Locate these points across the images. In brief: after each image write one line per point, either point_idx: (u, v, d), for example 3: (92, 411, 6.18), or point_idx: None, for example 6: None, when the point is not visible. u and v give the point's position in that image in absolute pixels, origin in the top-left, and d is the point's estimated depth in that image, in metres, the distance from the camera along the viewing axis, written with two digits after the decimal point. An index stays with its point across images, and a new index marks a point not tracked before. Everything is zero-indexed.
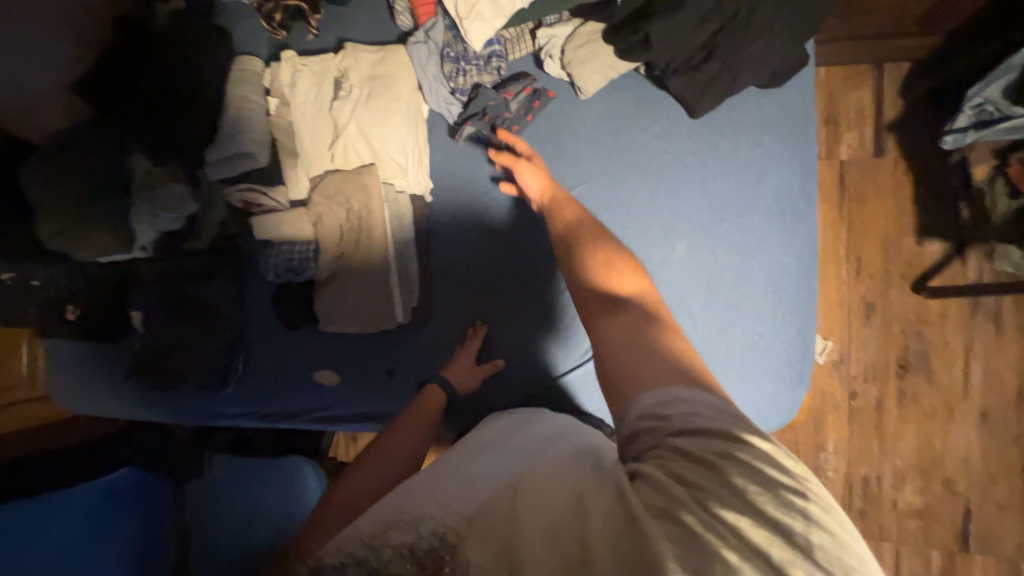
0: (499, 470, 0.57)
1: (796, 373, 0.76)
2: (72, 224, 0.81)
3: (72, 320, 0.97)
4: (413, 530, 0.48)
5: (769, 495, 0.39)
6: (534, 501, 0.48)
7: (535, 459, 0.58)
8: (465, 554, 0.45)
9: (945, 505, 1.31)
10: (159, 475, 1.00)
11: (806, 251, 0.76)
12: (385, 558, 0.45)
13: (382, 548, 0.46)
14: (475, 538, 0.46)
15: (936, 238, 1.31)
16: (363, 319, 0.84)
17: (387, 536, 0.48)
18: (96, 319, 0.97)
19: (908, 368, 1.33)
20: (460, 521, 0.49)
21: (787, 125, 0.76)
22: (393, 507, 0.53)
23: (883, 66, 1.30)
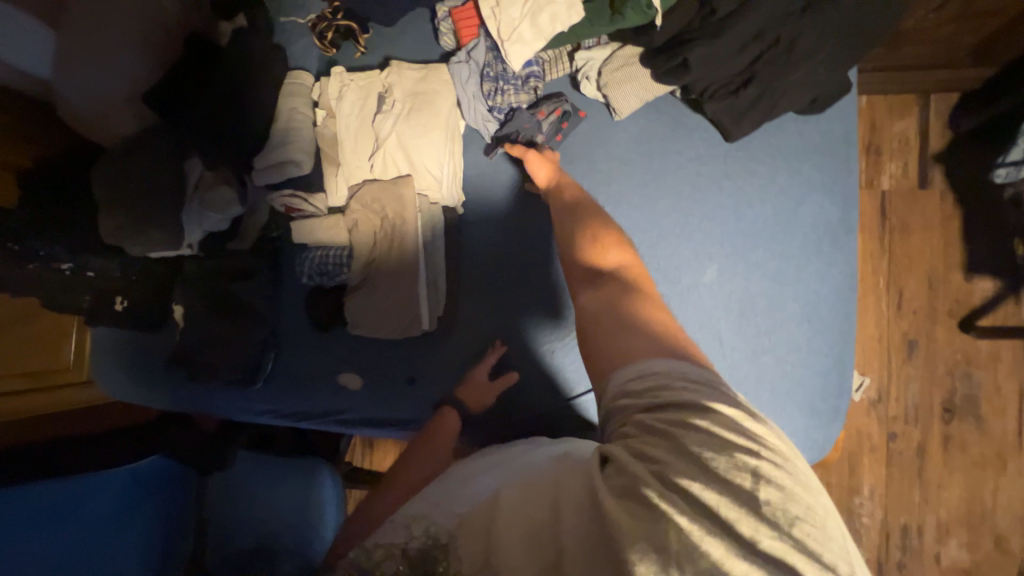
0: (486, 477, 0.53)
1: (832, 407, 0.72)
2: (132, 222, 0.88)
3: (120, 310, 1.02)
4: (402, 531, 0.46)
5: (723, 458, 0.38)
6: (516, 494, 0.45)
7: (521, 464, 0.54)
8: (449, 559, 0.41)
9: (995, 565, 1.20)
10: (186, 466, 1.04)
11: (844, 280, 0.74)
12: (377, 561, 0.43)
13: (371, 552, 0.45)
14: (459, 541, 0.42)
15: (985, 275, 1.24)
16: (390, 325, 0.86)
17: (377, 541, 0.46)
18: (142, 310, 1.03)
19: (954, 412, 1.25)
20: (445, 524, 0.45)
21: (827, 153, 0.75)
22: (389, 513, 0.51)
23: (929, 96, 1.27)
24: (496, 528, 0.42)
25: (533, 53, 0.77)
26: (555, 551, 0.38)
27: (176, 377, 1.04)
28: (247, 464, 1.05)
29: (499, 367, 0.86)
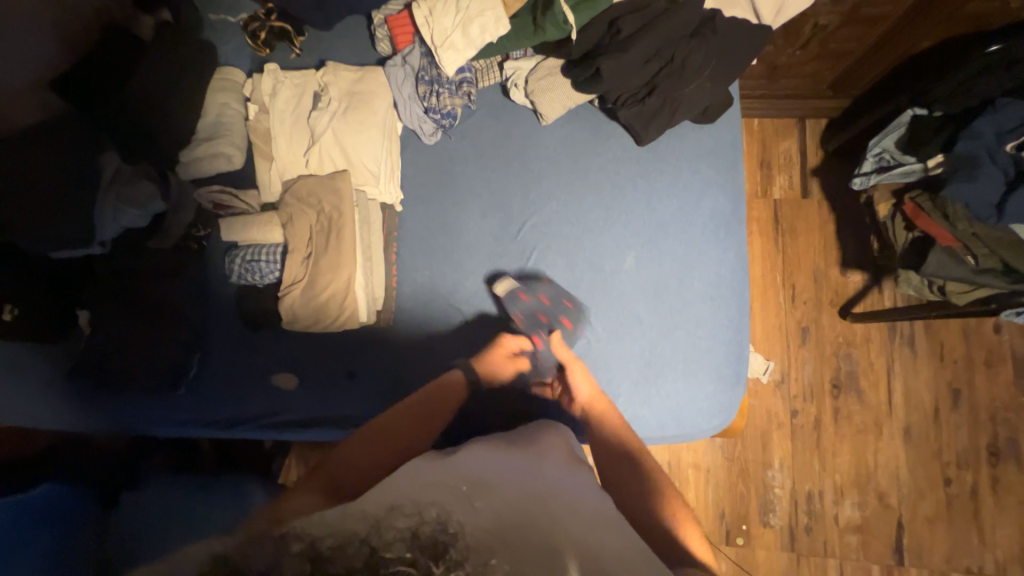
0: (523, 488, 0.57)
1: (734, 374, 0.82)
2: (35, 217, 0.80)
3: (8, 320, 0.88)
4: (414, 515, 0.48)
5: None
6: (541, 514, 0.53)
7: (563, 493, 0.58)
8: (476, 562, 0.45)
9: (881, 519, 1.38)
10: (88, 493, 0.94)
11: (739, 263, 0.84)
12: (388, 543, 0.44)
13: (384, 533, 0.45)
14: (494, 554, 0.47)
15: (856, 269, 1.47)
16: (329, 318, 0.86)
17: (389, 522, 0.47)
18: (37, 320, 0.91)
19: (841, 387, 1.45)
20: (475, 533, 0.48)
21: (719, 154, 0.86)
22: (390, 494, 0.52)
23: (805, 121, 1.51)
24: (529, 540, 0.49)
25: (466, 60, 0.83)
26: None
27: (81, 388, 0.96)
28: (159, 487, 0.96)
29: (439, 357, 0.87)
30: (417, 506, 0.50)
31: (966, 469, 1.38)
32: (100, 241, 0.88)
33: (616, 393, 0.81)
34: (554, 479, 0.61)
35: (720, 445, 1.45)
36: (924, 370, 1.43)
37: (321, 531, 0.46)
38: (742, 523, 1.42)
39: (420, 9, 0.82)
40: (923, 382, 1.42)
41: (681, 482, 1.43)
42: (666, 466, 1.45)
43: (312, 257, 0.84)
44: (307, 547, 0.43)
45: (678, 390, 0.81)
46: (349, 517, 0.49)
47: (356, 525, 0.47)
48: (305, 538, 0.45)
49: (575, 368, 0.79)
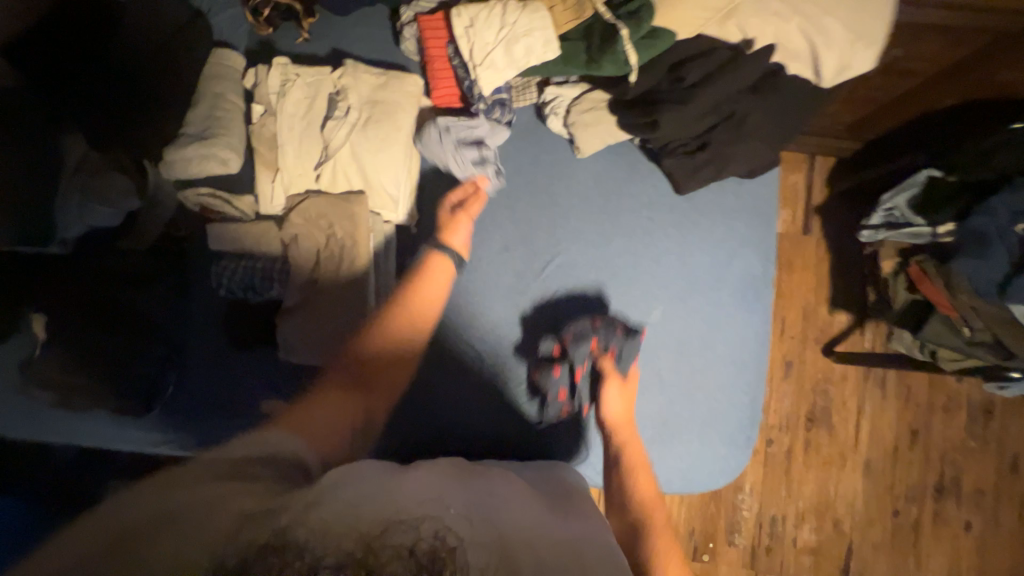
0: (526, 522, 0.57)
1: (746, 438, 0.82)
2: None
3: None
4: (413, 529, 0.49)
5: None
6: (535, 534, 0.55)
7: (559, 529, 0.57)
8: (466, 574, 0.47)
9: (833, 543, 1.49)
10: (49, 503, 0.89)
11: (763, 327, 0.83)
12: (385, 562, 0.45)
13: (382, 550, 0.46)
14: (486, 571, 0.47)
15: (843, 309, 1.52)
16: (330, 353, 0.76)
17: (386, 532, 0.48)
18: None
19: (814, 421, 1.52)
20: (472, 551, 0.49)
21: (756, 212, 0.83)
22: (393, 500, 0.54)
23: (815, 157, 1.51)
24: (522, 560, 0.50)
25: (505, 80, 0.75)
26: None
27: (34, 400, 0.85)
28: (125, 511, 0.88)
29: (443, 402, 0.80)
30: (417, 516, 0.51)
31: (913, 502, 1.49)
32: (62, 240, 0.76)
33: None
34: (548, 506, 0.63)
35: None
36: (889, 409, 1.51)
37: (308, 531, 0.47)
38: (709, 540, 1.49)
39: (460, 19, 0.72)
40: (887, 420, 1.51)
41: None
42: None
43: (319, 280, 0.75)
44: (306, 560, 0.44)
45: (689, 451, 0.80)
46: (351, 518, 0.50)
47: (353, 533, 0.48)
48: (299, 547, 0.45)
49: (613, 388, 0.77)
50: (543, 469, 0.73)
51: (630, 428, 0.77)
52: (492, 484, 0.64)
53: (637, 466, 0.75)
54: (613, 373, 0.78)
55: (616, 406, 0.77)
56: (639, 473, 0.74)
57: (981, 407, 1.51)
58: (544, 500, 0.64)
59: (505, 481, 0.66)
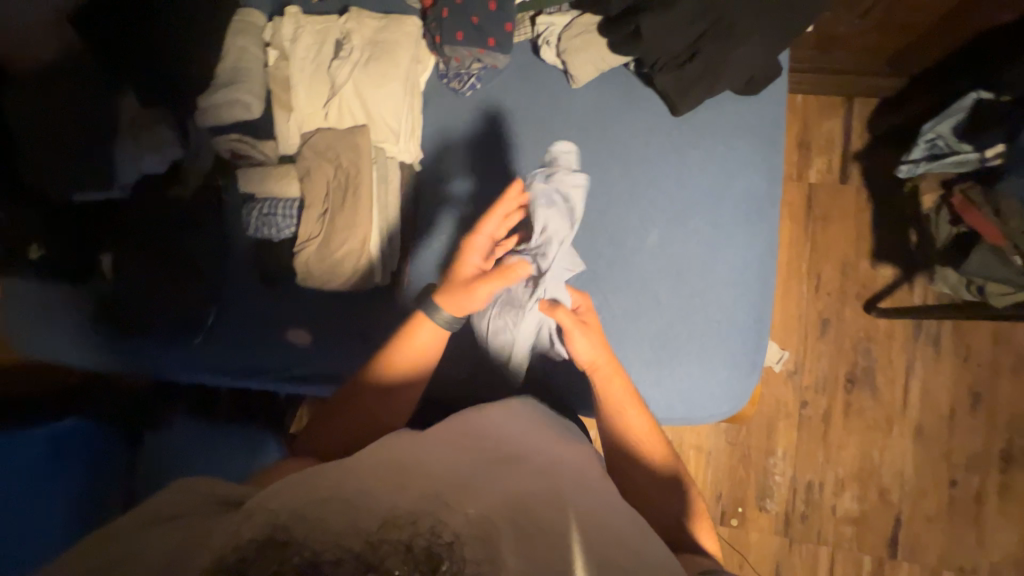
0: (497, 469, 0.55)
1: (750, 361, 0.80)
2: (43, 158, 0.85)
3: (39, 259, 0.95)
4: (410, 525, 0.44)
5: None
6: (532, 499, 0.51)
7: (530, 470, 0.56)
8: (464, 547, 0.44)
9: (878, 513, 1.39)
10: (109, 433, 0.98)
11: (767, 248, 0.80)
12: (385, 557, 0.42)
13: (381, 547, 0.43)
14: (482, 535, 0.45)
15: (888, 263, 1.41)
16: (341, 277, 0.83)
17: (385, 526, 0.44)
18: (65, 258, 0.96)
19: (855, 382, 1.42)
20: (460, 513, 0.47)
21: (759, 131, 0.81)
22: (384, 489, 0.48)
23: (853, 99, 1.41)
24: (501, 505, 0.49)
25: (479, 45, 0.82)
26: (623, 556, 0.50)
27: (107, 329, 1.00)
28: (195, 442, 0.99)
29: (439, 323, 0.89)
30: (417, 506, 0.46)
31: (974, 472, 1.36)
32: (121, 186, 0.90)
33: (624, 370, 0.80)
34: (543, 469, 0.58)
35: (724, 430, 1.46)
36: (944, 370, 1.38)
37: (306, 527, 0.43)
38: (738, 505, 1.44)
39: None
40: (942, 382, 1.38)
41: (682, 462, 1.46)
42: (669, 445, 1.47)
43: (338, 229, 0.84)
44: (304, 558, 0.41)
45: (689, 373, 0.79)
46: (334, 512, 0.44)
47: (342, 522, 0.44)
48: (301, 543, 0.42)
49: (576, 333, 0.73)
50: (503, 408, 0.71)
51: (604, 368, 0.73)
52: (480, 447, 0.60)
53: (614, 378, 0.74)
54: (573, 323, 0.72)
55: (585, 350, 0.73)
56: (625, 414, 0.72)
57: None
58: (541, 462, 0.60)
59: (488, 439, 0.62)
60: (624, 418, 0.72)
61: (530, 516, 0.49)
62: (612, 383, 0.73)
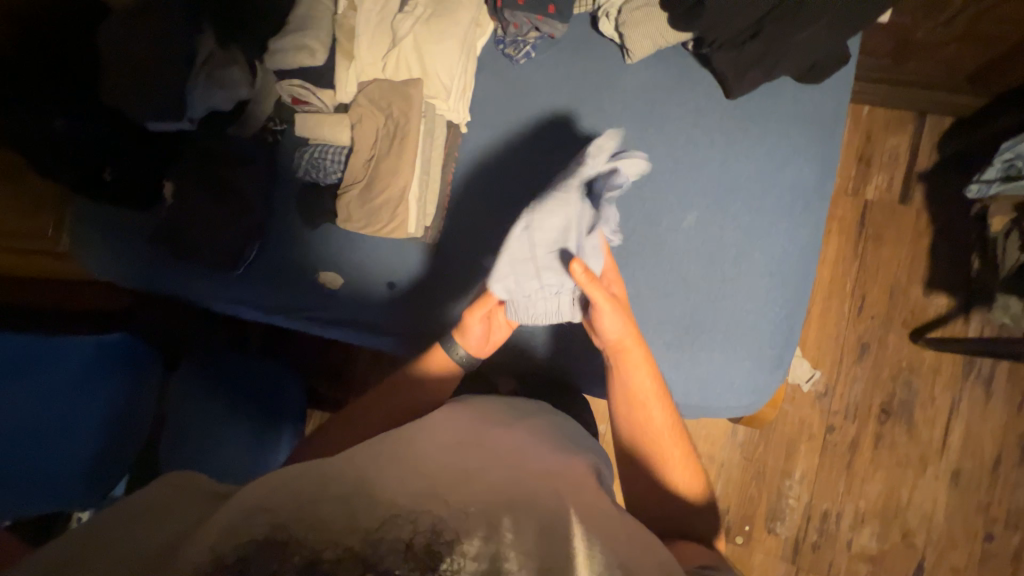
0: (485, 466, 0.58)
1: (776, 356, 0.77)
2: (128, 83, 0.93)
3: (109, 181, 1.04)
4: (410, 524, 0.48)
5: None
6: (522, 495, 0.54)
7: (514, 467, 0.59)
8: (461, 544, 0.48)
9: (899, 556, 1.30)
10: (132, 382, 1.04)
11: (810, 242, 0.77)
12: (383, 555, 0.46)
13: (380, 545, 0.47)
14: (476, 530, 0.49)
15: (942, 293, 1.31)
16: (377, 223, 0.85)
17: (386, 526, 0.48)
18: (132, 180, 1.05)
19: (890, 415, 1.33)
20: (456, 510, 0.51)
21: (816, 122, 0.78)
22: (381, 492, 0.51)
23: (925, 115, 1.32)
24: (496, 501, 0.53)
25: (538, 13, 0.83)
26: (620, 544, 0.53)
27: (159, 252, 1.08)
28: (205, 420, 1.06)
29: (461, 280, 0.92)
30: (416, 506, 0.50)
31: (1013, 529, 1.25)
32: (189, 118, 0.96)
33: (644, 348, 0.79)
34: (546, 470, 0.61)
35: (739, 443, 1.40)
36: (993, 415, 1.28)
37: (307, 526, 0.48)
38: (745, 523, 1.38)
39: None
40: (989, 427, 1.28)
41: None
42: None
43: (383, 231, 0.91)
44: (303, 558, 0.46)
45: (711, 360, 0.77)
46: (334, 513, 0.49)
47: (342, 526, 0.48)
48: (299, 544, 0.47)
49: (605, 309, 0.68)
50: (495, 408, 0.75)
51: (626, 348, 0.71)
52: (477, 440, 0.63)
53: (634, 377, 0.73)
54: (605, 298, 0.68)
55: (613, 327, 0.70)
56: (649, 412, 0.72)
57: None
58: (543, 461, 0.62)
59: (485, 433, 0.65)
60: (638, 425, 0.72)
61: (527, 519, 0.51)
62: (633, 369, 0.72)
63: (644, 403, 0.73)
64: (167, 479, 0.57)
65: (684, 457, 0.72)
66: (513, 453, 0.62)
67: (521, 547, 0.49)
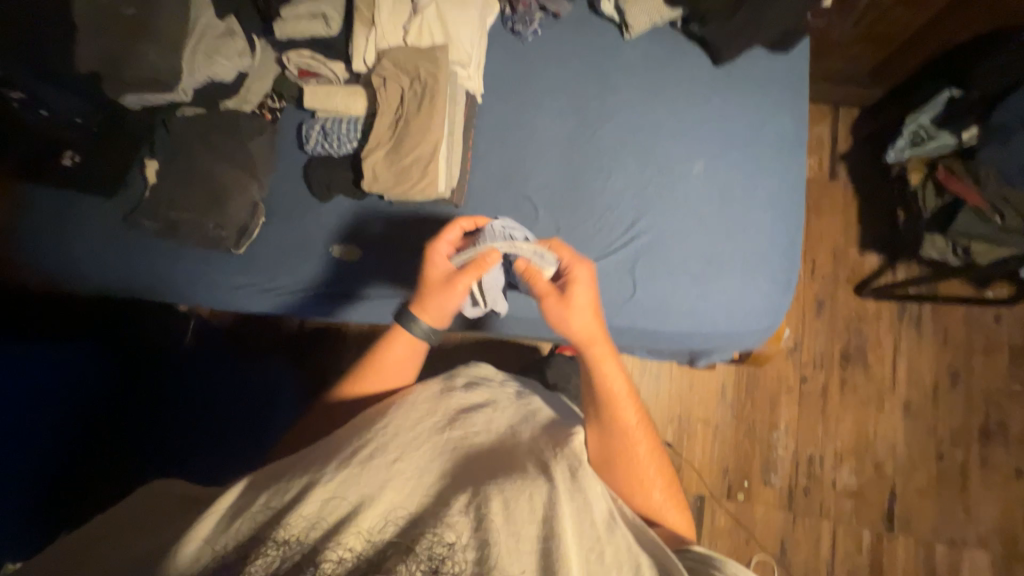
0: (484, 462, 0.59)
1: (787, 279, 0.86)
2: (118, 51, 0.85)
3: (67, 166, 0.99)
4: (407, 531, 0.48)
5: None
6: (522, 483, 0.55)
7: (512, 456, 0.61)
8: (453, 530, 0.48)
9: (875, 486, 1.44)
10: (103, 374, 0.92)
11: (799, 180, 0.89)
12: (387, 558, 0.45)
13: (382, 549, 0.46)
14: (475, 518, 0.50)
15: (874, 251, 1.54)
16: (408, 182, 0.85)
17: (385, 531, 0.48)
18: (97, 165, 0.99)
19: (849, 360, 1.51)
20: (451, 506, 0.51)
21: (789, 83, 0.92)
22: (378, 486, 0.52)
23: (838, 108, 1.60)
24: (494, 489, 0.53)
25: None
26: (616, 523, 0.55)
27: (140, 232, 1.00)
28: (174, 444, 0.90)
29: None
30: (411, 516, 0.51)
31: (957, 446, 1.45)
32: (184, 89, 0.91)
33: (674, 284, 0.86)
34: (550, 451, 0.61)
35: (730, 403, 1.50)
36: (926, 351, 1.50)
37: (306, 521, 0.47)
38: (744, 479, 1.47)
39: None
40: (925, 360, 1.49)
41: (689, 433, 1.49)
42: (677, 418, 1.50)
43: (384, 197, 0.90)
44: (304, 546, 0.45)
45: (734, 288, 0.85)
46: (336, 508, 0.49)
47: (338, 524, 0.47)
48: (300, 537, 0.46)
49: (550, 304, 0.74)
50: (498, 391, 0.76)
51: (591, 342, 0.72)
52: (470, 445, 0.62)
53: (605, 369, 0.72)
54: (548, 292, 0.75)
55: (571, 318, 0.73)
56: (623, 410, 0.71)
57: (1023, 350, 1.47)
58: (537, 448, 0.62)
59: (483, 431, 0.65)
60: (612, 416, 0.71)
61: (528, 513, 0.50)
62: (605, 364, 0.73)
63: (618, 399, 0.71)
64: (146, 488, 0.61)
65: (656, 467, 0.72)
66: (512, 446, 0.63)
67: (521, 527, 0.49)
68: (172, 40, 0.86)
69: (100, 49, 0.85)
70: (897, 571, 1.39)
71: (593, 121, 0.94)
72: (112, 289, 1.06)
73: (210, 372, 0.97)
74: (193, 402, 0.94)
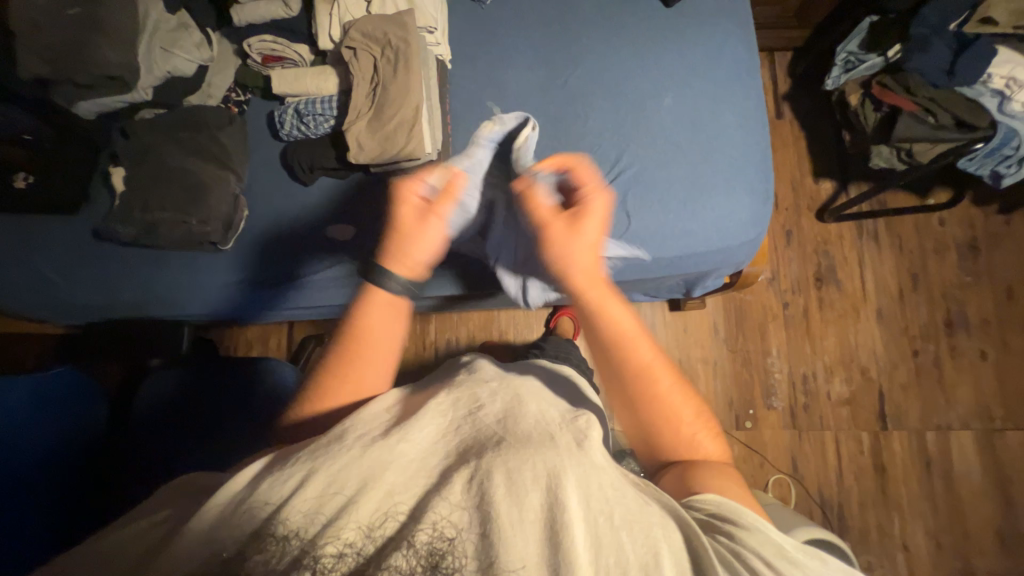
0: (495, 424, 0.54)
1: (764, 189, 0.92)
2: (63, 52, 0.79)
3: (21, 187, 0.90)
4: (409, 525, 0.44)
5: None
6: (537, 452, 0.49)
7: (523, 414, 0.55)
8: (452, 517, 0.44)
9: (865, 390, 1.55)
10: (88, 398, 0.89)
11: (758, 99, 0.96)
12: (388, 555, 0.41)
13: (383, 546, 0.43)
14: (477, 509, 0.45)
15: (827, 178, 1.66)
16: (395, 147, 0.85)
17: (385, 524, 0.44)
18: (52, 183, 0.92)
19: (823, 280, 1.62)
20: (457, 486, 0.46)
21: (735, 12, 0.99)
22: (375, 470, 0.47)
23: (773, 53, 1.71)
24: (503, 460, 0.48)
25: None
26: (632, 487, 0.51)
27: (112, 245, 0.96)
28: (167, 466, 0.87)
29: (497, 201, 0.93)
30: (416, 504, 0.46)
31: (928, 341, 1.58)
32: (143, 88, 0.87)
33: (664, 211, 0.90)
34: (556, 421, 0.55)
35: (723, 338, 1.58)
36: (887, 260, 1.63)
37: (301, 514, 0.44)
38: (749, 407, 1.54)
39: None
40: (887, 269, 1.62)
41: (692, 373, 1.55)
42: (678, 362, 1.56)
43: (372, 168, 0.91)
44: (298, 540, 0.42)
45: (718, 206, 0.90)
46: (331, 499, 0.45)
47: (331, 519, 0.43)
48: (294, 535, 0.43)
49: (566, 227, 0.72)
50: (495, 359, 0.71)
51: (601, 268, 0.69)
52: (479, 412, 0.55)
53: (613, 301, 0.67)
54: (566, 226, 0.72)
55: (584, 244, 0.71)
56: (638, 343, 0.65)
57: (967, 245, 1.62)
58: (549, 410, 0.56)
59: (490, 400, 0.57)
60: (618, 352, 0.65)
61: (530, 482, 0.46)
62: (613, 298, 0.67)
63: (629, 335, 0.65)
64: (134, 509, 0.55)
65: (681, 395, 0.65)
66: (519, 412, 0.55)
67: (531, 504, 0.45)
68: (124, 33, 0.82)
69: (39, 49, 0.78)
70: (896, 464, 1.50)
71: (561, 71, 0.97)
72: (88, 312, 0.99)
73: (192, 400, 0.93)
74: (179, 424, 0.91)
